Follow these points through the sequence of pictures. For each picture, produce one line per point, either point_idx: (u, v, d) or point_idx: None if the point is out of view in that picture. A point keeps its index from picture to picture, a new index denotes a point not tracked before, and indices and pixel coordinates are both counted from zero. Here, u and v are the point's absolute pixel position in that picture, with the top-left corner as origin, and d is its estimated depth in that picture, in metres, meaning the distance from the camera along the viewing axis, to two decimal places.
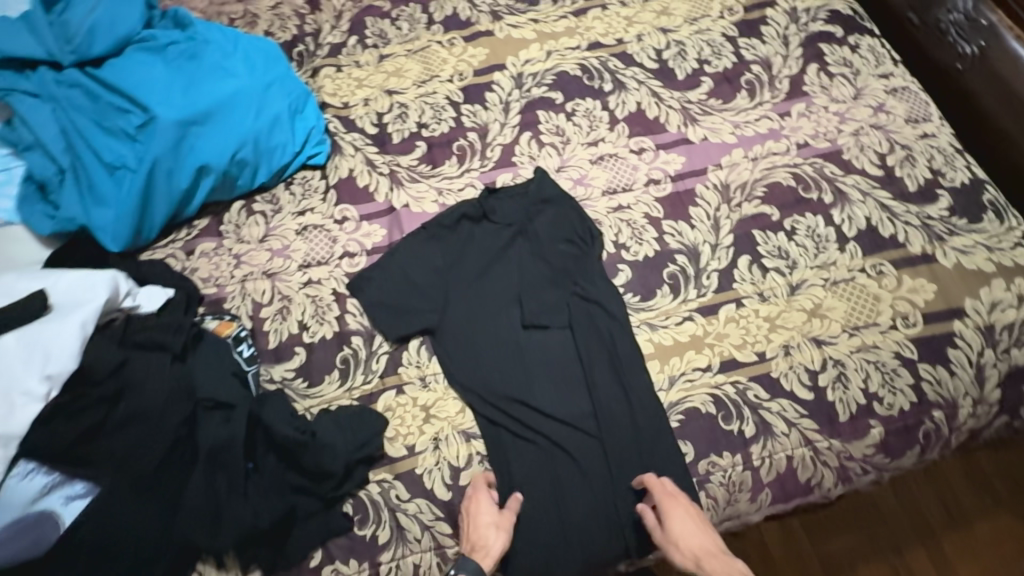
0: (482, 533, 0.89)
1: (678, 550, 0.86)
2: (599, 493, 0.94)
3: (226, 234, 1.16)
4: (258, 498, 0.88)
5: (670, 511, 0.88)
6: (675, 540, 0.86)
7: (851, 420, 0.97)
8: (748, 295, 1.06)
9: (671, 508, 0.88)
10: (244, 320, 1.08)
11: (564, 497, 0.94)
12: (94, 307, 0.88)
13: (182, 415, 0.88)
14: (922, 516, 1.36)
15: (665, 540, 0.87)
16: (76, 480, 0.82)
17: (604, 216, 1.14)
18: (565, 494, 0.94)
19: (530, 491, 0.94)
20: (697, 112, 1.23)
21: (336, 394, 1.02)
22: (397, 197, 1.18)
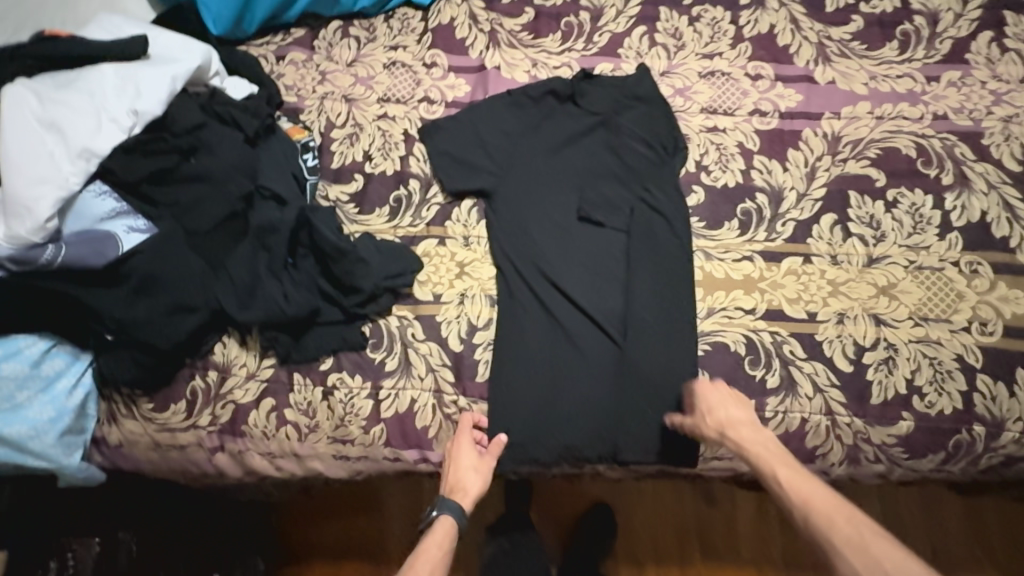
0: (459, 475, 0.93)
1: (705, 422, 0.89)
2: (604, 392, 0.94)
3: (317, 49, 1.16)
4: (291, 288, 0.92)
5: (705, 388, 0.91)
6: (703, 413, 0.89)
7: (883, 404, 0.92)
8: (820, 254, 0.99)
9: (708, 391, 0.90)
10: (315, 134, 1.09)
11: (568, 385, 0.95)
12: (187, 67, 0.91)
13: (240, 190, 0.92)
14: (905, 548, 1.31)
15: (694, 420, 0.90)
16: (139, 216, 0.88)
17: (695, 132, 1.07)
18: (570, 383, 0.95)
19: (537, 371, 0.95)
20: (834, 52, 1.10)
21: (381, 227, 1.04)
22: (491, 57, 1.14)
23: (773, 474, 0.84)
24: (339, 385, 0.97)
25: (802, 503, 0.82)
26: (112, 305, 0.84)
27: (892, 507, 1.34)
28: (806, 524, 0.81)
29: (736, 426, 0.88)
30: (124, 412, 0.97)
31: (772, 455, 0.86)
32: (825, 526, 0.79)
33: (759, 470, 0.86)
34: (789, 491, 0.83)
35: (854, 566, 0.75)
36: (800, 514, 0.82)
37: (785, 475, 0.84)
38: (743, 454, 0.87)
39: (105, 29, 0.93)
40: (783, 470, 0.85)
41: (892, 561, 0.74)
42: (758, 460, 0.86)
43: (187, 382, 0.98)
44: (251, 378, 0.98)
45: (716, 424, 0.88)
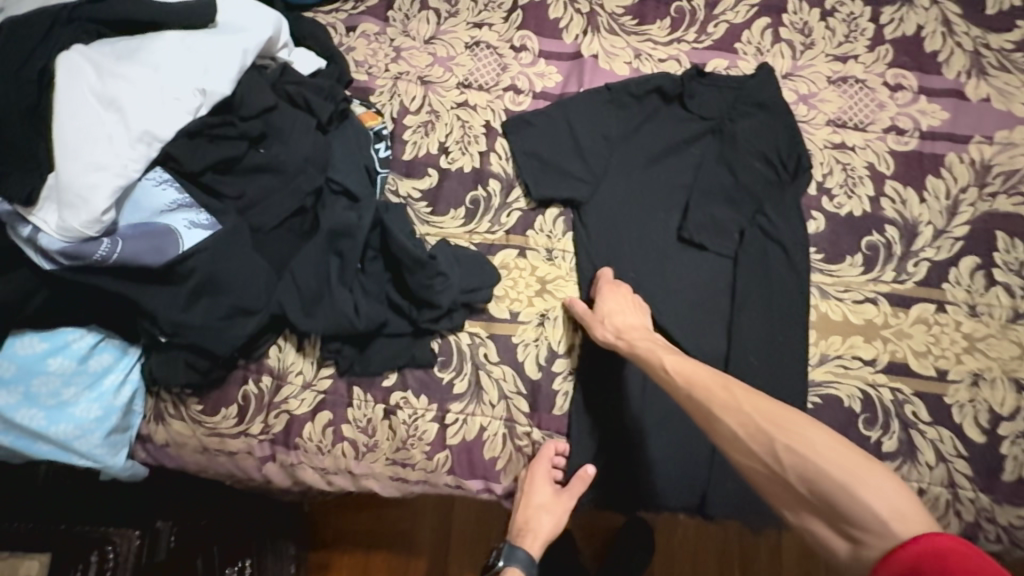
0: (531, 517, 0.87)
1: (604, 324, 0.82)
2: (695, 439, 0.86)
3: (393, 21, 1.04)
4: (359, 297, 0.84)
5: (606, 294, 0.85)
6: (602, 316, 0.83)
7: (1015, 483, 0.81)
8: (956, 303, 0.86)
9: (610, 293, 0.85)
10: (387, 120, 0.98)
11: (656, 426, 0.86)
12: (258, 39, 0.80)
13: (312, 185, 0.82)
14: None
15: (593, 320, 0.84)
16: (202, 210, 0.78)
17: (818, 148, 0.94)
18: (660, 426, 0.86)
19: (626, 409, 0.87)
20: (992, 64, 0.94)
21: (455, 231, 0.94)
22: (588, 43, 1.00)
23: (659, 361, 0.77)
24: (402, 404, 0.88)
25: (687, 383, 0.75)
26: (169, 308, 0.76)
27: None
28: (690, 400, 0.74)
29: (631, 330, 0.82)
30: (172, 412, 0.91)
31: (655, 346, 0.79)
32: (705, 398, 0.73)
33: (647, 363, 0.78)
34: (671, 370, 0.76)
35: (731, 427, 0.70)
36: (683, 392, 0.75)
37: (671, 362, 0.77)
38: (635, 356, 0.80)
39: None
40: (670, 357, 0.77)
41: (767, 410, 0.70)
42: (646, 352, 0.79)
43: (240, 386, 0.90)
44: (308, 387, 0.90)
45: (616, 330, 0.82)
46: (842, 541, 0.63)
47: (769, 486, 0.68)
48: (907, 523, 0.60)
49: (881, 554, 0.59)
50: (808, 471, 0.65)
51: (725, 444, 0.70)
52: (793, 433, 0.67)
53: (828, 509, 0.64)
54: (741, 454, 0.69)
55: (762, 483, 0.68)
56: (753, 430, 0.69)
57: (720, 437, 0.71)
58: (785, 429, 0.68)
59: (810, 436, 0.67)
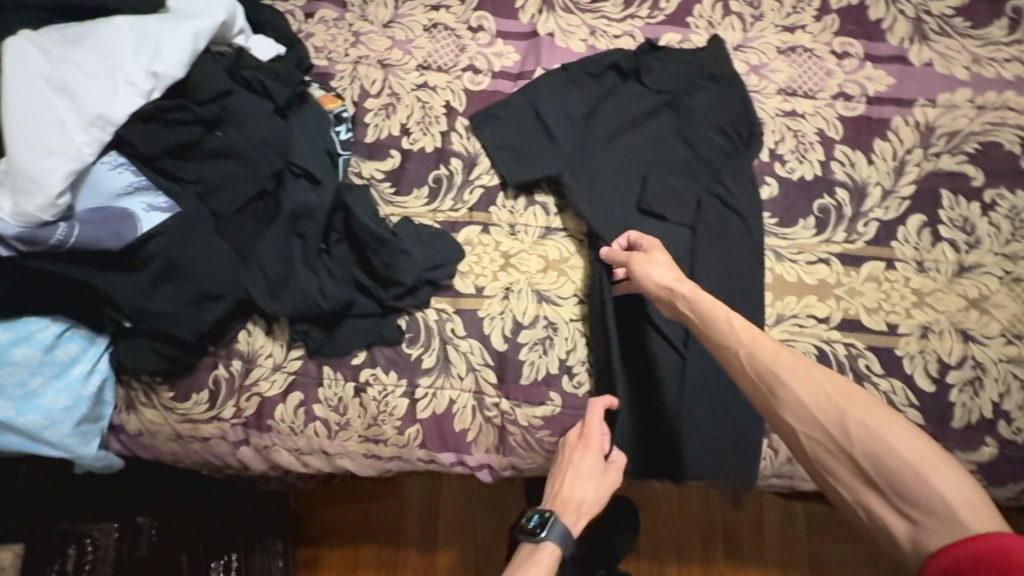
0: (579, 486, 0.83)
1: (652, 268, 0.80)
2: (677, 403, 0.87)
3: (351, 6, 1.05)
4: (325, 276, 0.85)
5: (654, 250, 0.83)
6: (653, 261, 0.81)
7: (965, 429, 0.84)
8: (905, 260, 0.89)
9: (661, 249, 0.83)
10: (347, 104, 0.99)
11: (649, 385, 0.88)
12: (212, 24, 0.81)
13: (271, 167, 0.83)
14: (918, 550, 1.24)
15: (643, 260, 0.82)
16: (160, 193, 0.79)
17: (770, 117, 0.96)
18: (655, 388, 0.88)
19: (627, 370, 0.88)
20: (933, 29, 0.98)
21: (419, 211, 0.96)
22: (544, 22, 1.02)
23: (726, 317, 0.72)
24: (372, 381, 0.90)
25: (751, 340, 0.69)
26: (135, 292, 0.77)
27: None
28: (751, 360, 0.68)
29: (692, 284, 0.78)
30: (143, 400, 0.91)
31: (720, 305, 0.74)
32: (770, 359, 0.67)
33: (708, 319, 0.73)
34: (739, 328, 0.70)
35: (798, 392, 0.65)
36: (744, 352, 0.69)
37: (739, 319, 0.71)
38: (695, 310, 0.75)
39: None
40: (736, 317, 0.72)
41: (838, 383, 0.65)
42: (709, 309, 0.74)
43: (210, 371, 0.91)
44: (278, 369, 0.91)
45: (673, 281, 0.78)
46: (900, 525, 0.57)
47: (822, 456, 0.62)
48: (975, 514, 0.54)
49: (942, 541, 0.54)
50: (874, 447, 0.60)
51: (782, 406, 0.65)
52: (867, 411, 0.62)
53: (890, 494, 0.58)
54: (799, 419, 0.64)
55: (812, 452, 0.63)
56: (821, 401, 0.64)
57: (780, 399, 0.65)
58: (857, 406, 0.63)
59: (883, 419, 0.61)
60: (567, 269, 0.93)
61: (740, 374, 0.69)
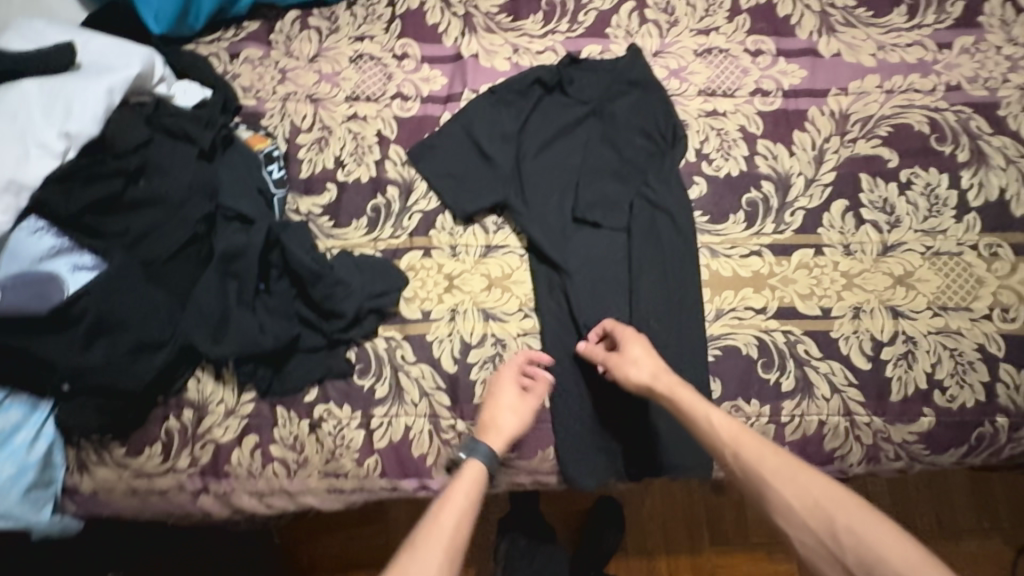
0: (497, 413, 0.85)
1: (632, 369, 0.84)
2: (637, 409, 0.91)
3: (275, 44, 1.05)
4: (265, 317, 0.85)
5: (629, 342, 0.86)
6: (632, 359, 0.84)
7: (903, 402, 0.88)
8: (832, 244, 0.93)
9: (635, 340, 0.86)
10: (279, 142, 0.99)
11: (612, 414, 0.91)
12: (125, 75, 0.81)
13: (201, 212, 0.83)
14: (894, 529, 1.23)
15: (621, 362, 0.84)
16: (86, 252, 0.78)
17: (693, 118, 0.99)
18: (619, 414, 0.91)
19: (594, 404, 0.91)
20: (838, 21, 1.02)
21: (360, 241, 0.96)
22: (467, 44, 1.04)
23: (705, 416, 0.80)
24: (326, 416, 0.90)
25: (735, 445, 0.77)
26: (66, 353, 0.76)
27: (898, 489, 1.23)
28: (738, 461, 0.77)
29: (668, 380, 0.83)
30: (95, 459, 0.90)
31: (699, 401, 0.81)
32: (756, 463, 0.76)
33: (691, 418, 0.80)
34: (721, 430, 0.78)
35: (785, 495, 0.73)
36: (731, 453, 0.77)
37: (718, 418, 0.79)
38: (675, 404, 0.82)
39: (25, 37, 0.83)
40: (714, 414, 0.80)
41: (822, 486, 0.73)
42: (689, 406, 0.81)
43: (161, 423, 0.90)
44: (231, 414, 0.90)
45: (650, 376, 0.83)
46: None
47: (819, 560, 0.70)
48: None
49: None
50: (865, 554, 0.67)
51: (774, 510, 0.74)
52: (850, 512, 0.70)
53: None
54: (791, 522, 0.72)
55: (811, 556, 0.71)
56: (810, 504, 0.72)
57: (770, 502, 0.74)
58: (841, 508, 0.70)
59: (865, 518, 0.69)
60: (510, 285, 0.94)
61: (734, 475, 0.78)
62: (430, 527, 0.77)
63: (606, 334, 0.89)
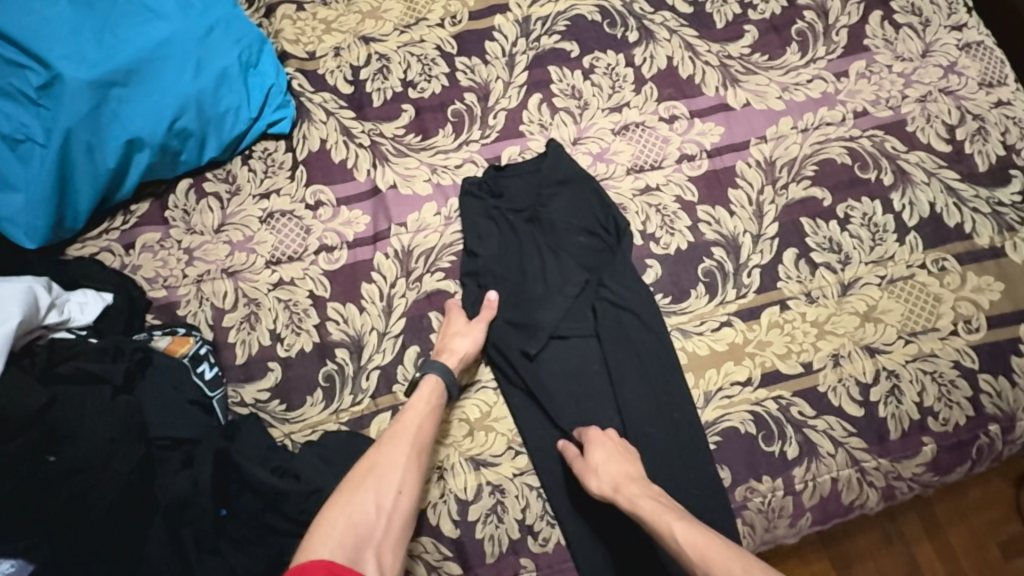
0: (452, 338, 0.86)
1: (598, 477, 0.78)
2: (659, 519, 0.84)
3: (172, 221, 0.95)
4: (237, 554, 0.76)
5: (594, 443, 0.81)
6: (595, 467, 0.79)
7: (903, 437, 0.88)
8: (794, 295, 0.92)
9: (597, 440, 0.82)
10: (203, 333, 0.89)
11: (621, 529, 0.84)
12: (4, 335, 0.72)
13: (133, 460, 0.74)
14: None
15: (586, 470, 0.80)
16: (0, 559, 0.69)
17: (629, 199, 0.97)
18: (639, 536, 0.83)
19: (602, 521, 0.84)
20: (739, 71, 1.03)
21: (320, 418, 0.87)
22: (381, 175, 0.98)
23: (669, 529, 0.72)
24: None
25: (700, 558, 0.69)
26: None
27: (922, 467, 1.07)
28: None
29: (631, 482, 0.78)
30: None
31: (662, 510, 0.74)
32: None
33: (652, 528, 0.74)
34: (686, 546, 0.70)
35: None
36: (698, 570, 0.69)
37: (682, 529, 0.72)
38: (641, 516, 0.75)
39: None
40: (677, 522, 0.73)
41: None
42: (652, 516, 0.74)
43: None
44: None
45: (612, 486, 0.78)
46: None
47: None
48: None
49: None
50: None
51: None
52: None
53: None
54: None
55: None
56: None
57: None
58: None
59: None
60: (493, 423, 0.88)
61: None
62: (393, 428, 0.79)
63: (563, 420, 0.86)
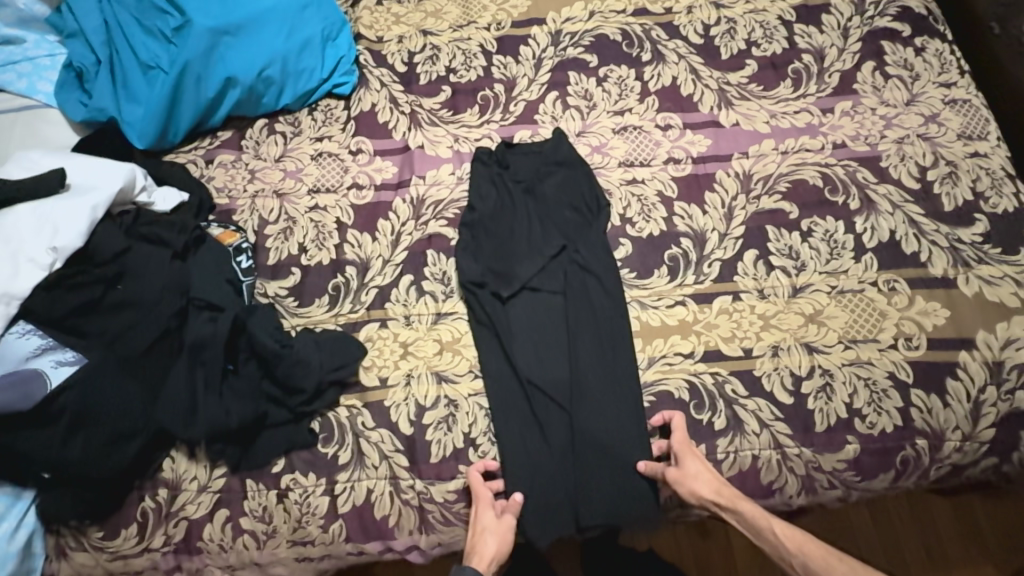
0: (482, 539, 0.89)
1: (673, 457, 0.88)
2: (589, 456, 0.94)
3: (245, 148, 1.18)
4: (232, 398, 0.94)
5: (687, 454, 0.91)
6: (692, 475, 0.89)
7: (827, 431, 0.94)
8: (747, 290, 1.02)
9: (689, 453, 0.91)
10: (248, 234, 1.11)
11: (561, 461, 0.95)
12: (107, 194, 0.95)
13: (174, 307, 0.95)
14: (971, 519, 1.27)
15: (681, 475, 0.89)
16: (67, 348, 0.91)
17: (615, 187, 1.12)
18: (568, 466, 0.95)
19: (539, 447, 0.96)
20: (734, 96, 1.17)
21: (322, 317, 1.05)
22: (413, 137, 1.18)
23: (768, 526, 0.86)
24: (293, 485, 0.95)
25: (797, 548, 0.84)
26: (47, 446, 0.86)
27: (879, 513, 1.27)
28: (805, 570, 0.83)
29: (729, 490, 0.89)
30: (73, 544, 0.95)
31: (761, 512, 0.87)
32: (822, 568, 0.82)
33: (755, 525, 0.87)
34: (784, 539, 0.85)
35: None
36: (796, 560, 0.84)
37: (779, 526, 0.86)
38: (740, 516, 0.88)
39: (23, 166, 0.97)
40: (777, 525, 0.86)
41: None
42: (753, 515, 0.87)
43: (137, 504, 0.95)
44: (203, 490, 0.95)
45: (712, 491, 0.88)
46: None
47: None
48: None
49: None
50: None
51: None
52: None
53: None
54: None
55: None
56: None
57: None
58: None
59: None
60: (461, 348, 1.02)
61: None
62: None
63: (519, 357, 0.99)
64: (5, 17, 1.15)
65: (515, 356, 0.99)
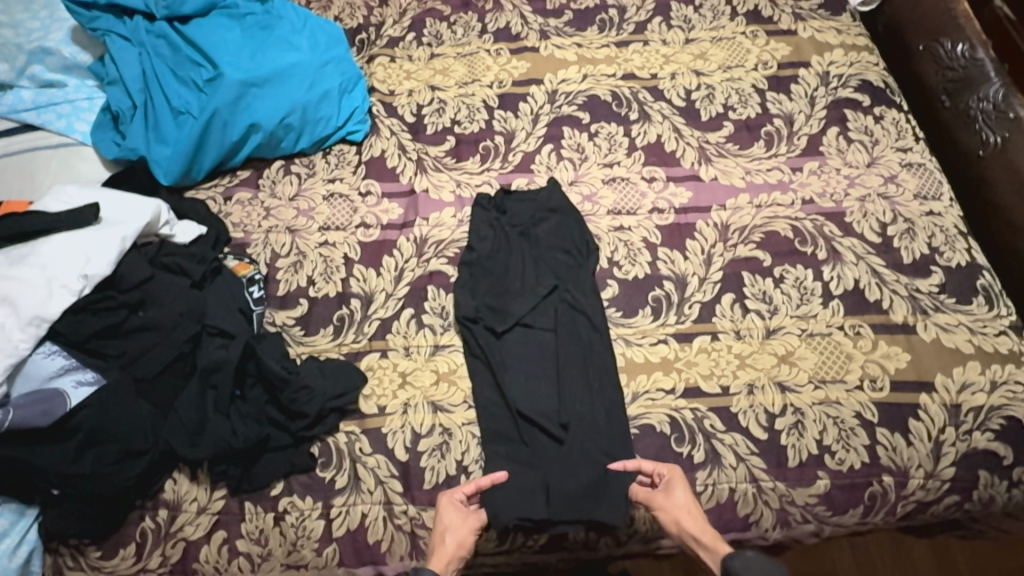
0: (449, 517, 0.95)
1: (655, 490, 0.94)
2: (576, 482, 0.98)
3: (262, 187, 1.28)
4: (238, 420, 0.99)
5: (674, 485, 0.96)
6: (678, 505, 0.93)
7: (800, 466, 1.00)
8: (725, 331, 1.10)
9: (677, 481, 0.96)
10: (260, 267, 1.18)
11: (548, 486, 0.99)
12: (135, 227, 1.03)
13: (189, 332, 1.02)
14: (950, 561, 1.30)
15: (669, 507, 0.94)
16: (87, 369, 0.97)
17: (604, 232, 1.21)
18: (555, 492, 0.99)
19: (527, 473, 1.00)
20: (713, 153, 1.29)
21: (326, 346, 1.12)
22: (419, 181, 1.28)
23: None
24: (290, 508, 0.99)
25: None
26: (60, 462, 0.91)
27: (861, 553, 1.31)
28: None
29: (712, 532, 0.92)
30: (71, 564, 0.97)
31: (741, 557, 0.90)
32: None
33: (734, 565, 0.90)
34: None
35: None
36: None
37: None
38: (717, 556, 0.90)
39: (59, 201, 1.05)
40: None
41: None
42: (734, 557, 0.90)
43: (137, 524, 0.98)
44: (202, 512, 0.99)
45: (695, 523, 0.92)
46: None
47: None
48: None
49: None
50: None
51: None
52: None
53: None
54: None
55: None
56: None
57: None
58: None
59: None
60: (456, 379, 1.08)
61: None
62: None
63: (511, 387, 1.05)
64: (51, 64, 1.26)
65: (507, 386, 1.05)
